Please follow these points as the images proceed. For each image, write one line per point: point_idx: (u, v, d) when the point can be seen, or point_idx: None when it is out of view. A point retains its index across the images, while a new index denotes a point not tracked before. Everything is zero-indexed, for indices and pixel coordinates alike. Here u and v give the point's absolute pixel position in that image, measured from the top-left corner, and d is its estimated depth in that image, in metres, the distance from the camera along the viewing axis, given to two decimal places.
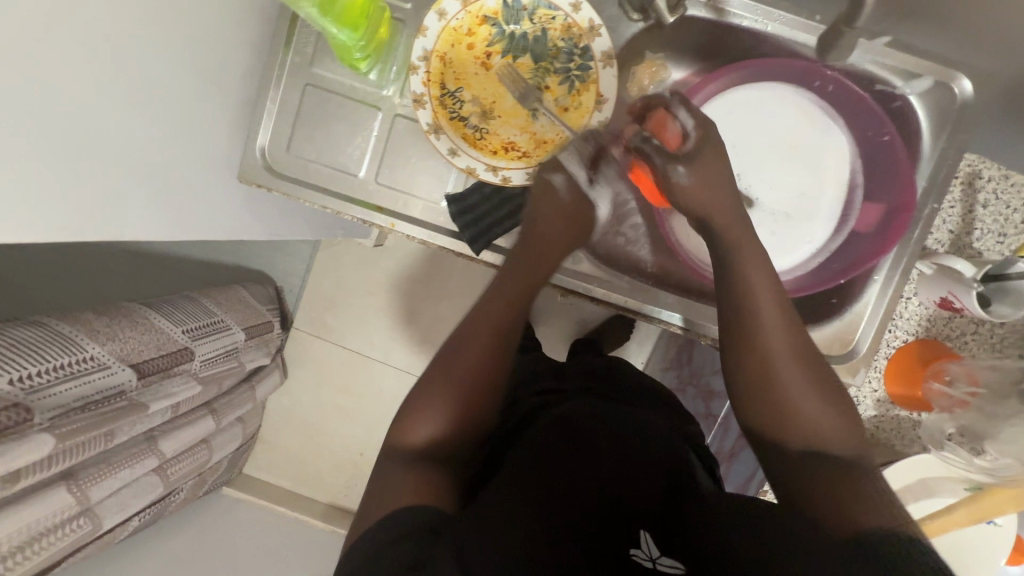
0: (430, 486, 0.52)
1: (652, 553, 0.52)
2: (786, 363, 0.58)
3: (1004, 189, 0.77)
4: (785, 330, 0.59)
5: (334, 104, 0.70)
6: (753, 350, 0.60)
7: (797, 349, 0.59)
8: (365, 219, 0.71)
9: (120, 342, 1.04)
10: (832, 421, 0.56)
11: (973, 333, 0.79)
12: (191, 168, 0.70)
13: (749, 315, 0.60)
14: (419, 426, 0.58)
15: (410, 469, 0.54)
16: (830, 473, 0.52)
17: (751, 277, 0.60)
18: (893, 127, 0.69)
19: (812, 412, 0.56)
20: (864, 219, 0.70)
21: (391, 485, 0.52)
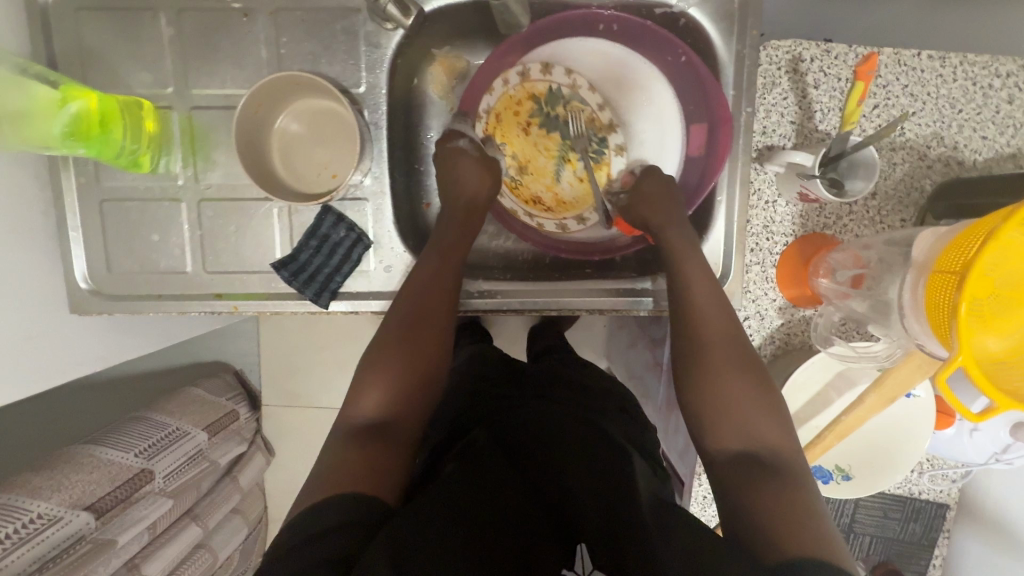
0: (366, 472, 0.53)
1: (585, 571, 0.54)
2: (723, 376, 0.61)
3: (829, 64, 0.74)
4: (726, 348, 0.63)
5: (134, 210, 0.68)
6: (698, 367, 0.63)
7: (742, 357, 0.62)
8: (209, 310, 0.70)
9: (69, 489, 1.02)
10: (768, 435, 0.58)
11: (848, 214, 0.77)
12: None
13: (695, 329, 0.64)
14: (369, 405, 0.60)
15: (353, 450, 0.55)
16: (759, 486, 0.53)
17: (689, 277, 0.65)
18: (687, 44, 0.66)
19: (748, 429, 0.59)
20: (692, 142, 0.71)
21: (341, 465, 0.53)
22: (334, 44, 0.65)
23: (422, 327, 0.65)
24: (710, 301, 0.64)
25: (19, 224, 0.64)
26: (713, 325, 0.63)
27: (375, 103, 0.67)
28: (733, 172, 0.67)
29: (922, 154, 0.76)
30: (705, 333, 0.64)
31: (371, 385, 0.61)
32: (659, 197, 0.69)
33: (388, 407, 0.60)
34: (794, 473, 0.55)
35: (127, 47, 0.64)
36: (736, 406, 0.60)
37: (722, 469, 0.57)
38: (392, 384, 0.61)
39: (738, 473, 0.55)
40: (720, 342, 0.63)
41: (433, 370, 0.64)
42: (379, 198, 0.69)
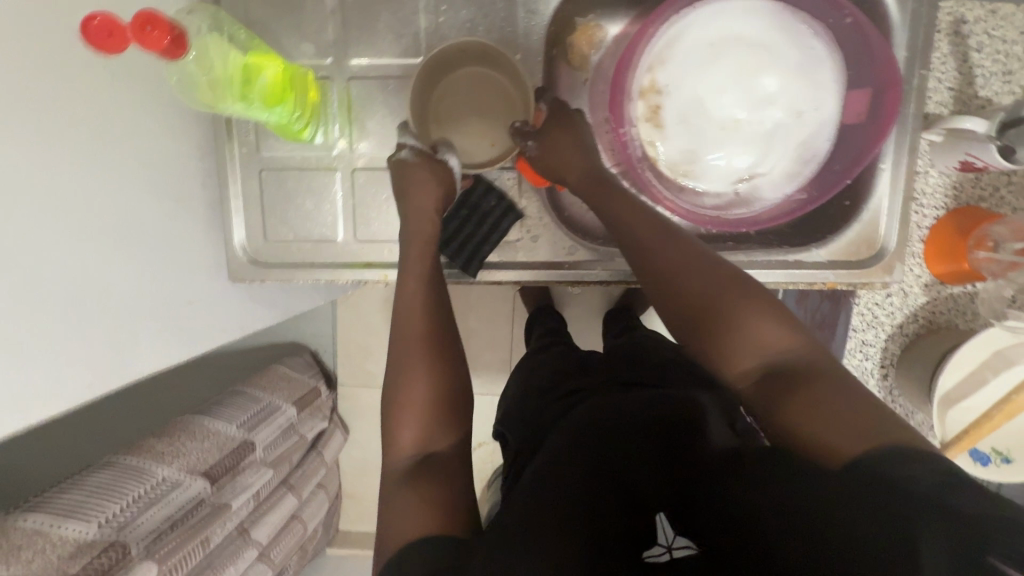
0: (435, 501, 0.46)
1: (667, 539, 0.46)
2: (734, 301, 0.50)
3: (994, 25, 0.70)
4: (700, 276, 0.52)
5: (290, 179, 0.69)
6: (683, 299, 0.52)
7: (714, 283, 0.51)
8: (359, 279, 0.71)
9: (187, 455, 1.07)
10: (777, 342, 0.48)
11: (1007, 185, 0.73)
12: None
13: (662, 272, 0.54)
14: (407, 443, 0.52)
15: (415, 489, 0.47)
16: (809, 397, 0.43)
17: (634, 227, 0.57)
18: (852, 5, 0.63)
19: (760, 338, 0.48)
20: (852, 108, 0.66)
21: (400, 512, 0.46)
22: (491, 12, 0.65)
23: (429, 318, 0.57)
24: (666, 243, 0.55)
25: (187, 193, 0.66)
26: (672, 257, 0.54)
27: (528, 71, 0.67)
28: (900, 138, 0.65)
29: None
30: (675, 269, 0.53)
31: (402, 418, 0.52)
32: (558, 146, 0.62)
33: (421, 436, 0.52)
34: (821, 368, 0.45)
35: (289, 18, 0.65)
36: (737, 325, 0.49)
37: (756, 405, 0.47)
38: (412, 404, 0.52)
39: (766, 404, 0.46)
40: (687, 271, 0.53)
41: (443, 362, 0.55)
42: None
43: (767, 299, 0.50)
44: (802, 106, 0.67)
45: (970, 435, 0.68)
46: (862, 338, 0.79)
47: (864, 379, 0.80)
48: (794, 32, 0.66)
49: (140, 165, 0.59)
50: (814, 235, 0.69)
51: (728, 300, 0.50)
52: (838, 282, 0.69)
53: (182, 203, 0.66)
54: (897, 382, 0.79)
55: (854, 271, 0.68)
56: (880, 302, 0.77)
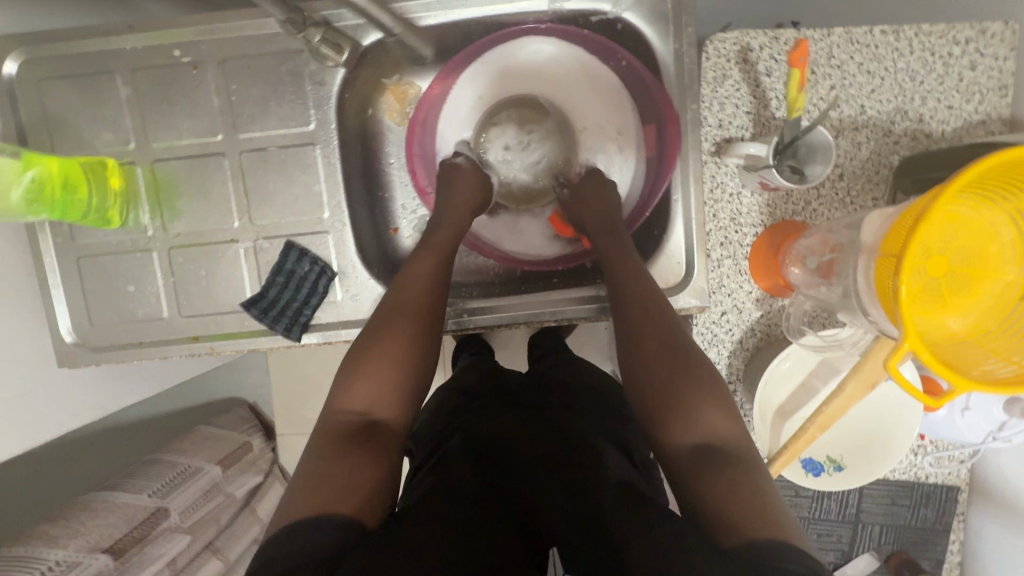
0: (349, 489, 0.50)
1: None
2: (687, 369, 0.58)
3: (778, 51, 0.73)
4: (673, 345, 0.60)
5: (109, 264, 0.70)
6: (649, 349, 0.60)
7: (679, 356, 0.59)
8: (189, 353, 0.72)
9: (87, 534, 1.07)
10: (722, 428, 0.55)
11: (816, 197, 0.76)
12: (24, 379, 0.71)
13: (644, 315, 0.62)
14: (359, 401, 0.59)
15: (334, 456, 0.53)
16: (716, 481, 0.50)
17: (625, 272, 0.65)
18: (627, 49, 0.67)
19: (702, 420, 0.55)
20: (647, 142, 0.71)
21: (329, 473, 0.51)
22: (281, 87, 0.67)
23: (410, 322, 0.63)
24: (649, 298, 0.63)
25: (1, 290, 0.67)
26: (656, 318, 0.61)
27: (327, 138, 0.69)
28: (687, 169, 0.67)
29: (887, 130, 0.75)
30: (654, 322, 0.61)
31: (354, 380, 0.60)
32: (596, 193, 0.71)
33: (376, 403, 0.59)
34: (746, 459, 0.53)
35: (89, 111, 0.67)
36: (687, 398, 0.56)
37: (677, 464, 0.54)
38: (384, 380, 0.60)
39: (688, 468, 0.53)
40: (668, 333, 0.60)
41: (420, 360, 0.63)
42: (340, 228, 0.70)
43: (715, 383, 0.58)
44: (608, 127, 0.73)
45: (791, 447, 0.69)
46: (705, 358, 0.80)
47: None
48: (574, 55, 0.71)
49: None
50: None
51: (688, 376, 0.58)
52: None
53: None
54: (745, 397, 0.80)
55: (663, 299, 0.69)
56: (715, 322, 0.79)
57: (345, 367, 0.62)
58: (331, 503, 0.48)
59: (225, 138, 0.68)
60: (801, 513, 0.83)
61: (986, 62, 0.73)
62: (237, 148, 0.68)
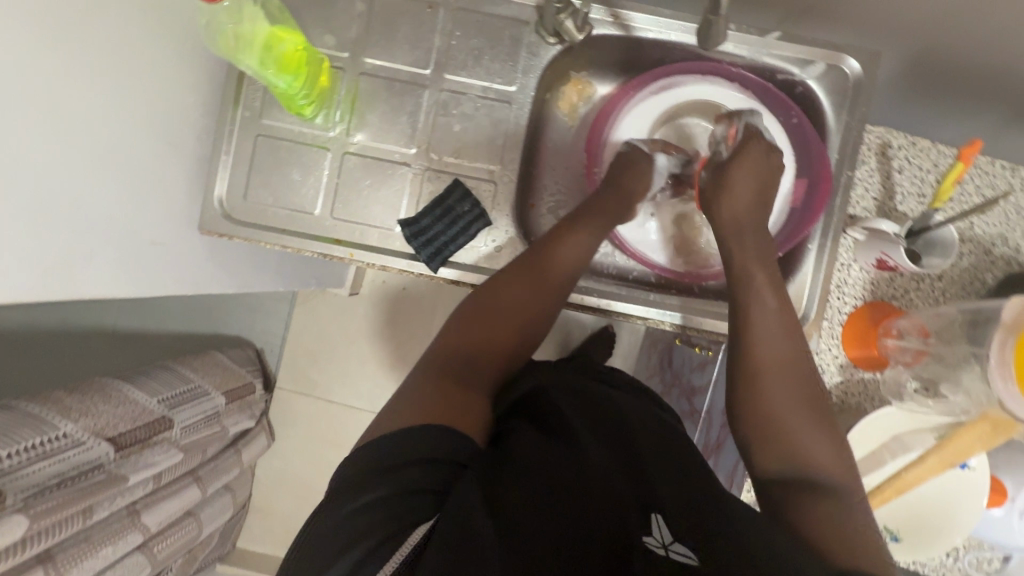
0: (443, 410, 0.55)
1: (665, 539, 0.43)
2: (785, 404, 0.60)
3: (914, 154, 0.83)
4: (790, 377, 0.62)
5: (283, 149, 0.74)
6: (756, 384, 0.61)
7: (796, 391, 0.61)
8: (325, 253, 0.74)
9: (95, 417, 1.00)
10: (821, 460, 0.58)
11: (915, 289, 0.84)
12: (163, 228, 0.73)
13: (759, 342, 0.63)
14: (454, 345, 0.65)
15: (436, 383, 0.59)
16: (813, 508, 0.54)
17: (755, 287, 0.65)
18: (799, 109, 0.75)
19: (797, 453, 0.58)
20: (793, 194, 0.77)
21: (430, 394, 0.57)
22: (499, 45, 0.74)
23: (518, 291, 0.69)
24: (774, 324, 0.64)
25: (179, 138, 0.70)
26: (769, 348, 0.63)
27: (521, 102, 0.75)
28: (827, 225, 0.74)
29: (988, 250, 0.84)
30: (770, 352, 0.62)
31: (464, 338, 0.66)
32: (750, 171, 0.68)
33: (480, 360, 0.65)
34: (840, 496, 0.55)
35: (320, 10, 0.73)
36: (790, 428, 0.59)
37: (776, 486, 0.58)
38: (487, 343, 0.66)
39: (785, 494, 0.57)
40: (780, 365, 0.62)
41: (519, 320, 0.69)
42: (505, 184, 0.75)
43: (824, 421, 0.60)
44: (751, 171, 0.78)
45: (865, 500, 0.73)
46: None
47: None
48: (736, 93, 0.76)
49: (145, 101, 0.63)
50: None
51: (796, 412, 0.60)
52: None
53: (175, 149, 0.70)
54: None
55: None
56: None
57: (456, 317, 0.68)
58: (433, 413, 0.54)
59: (430, 74, 0.74)
60: None
61: None
62: (439, 85, 0.74)
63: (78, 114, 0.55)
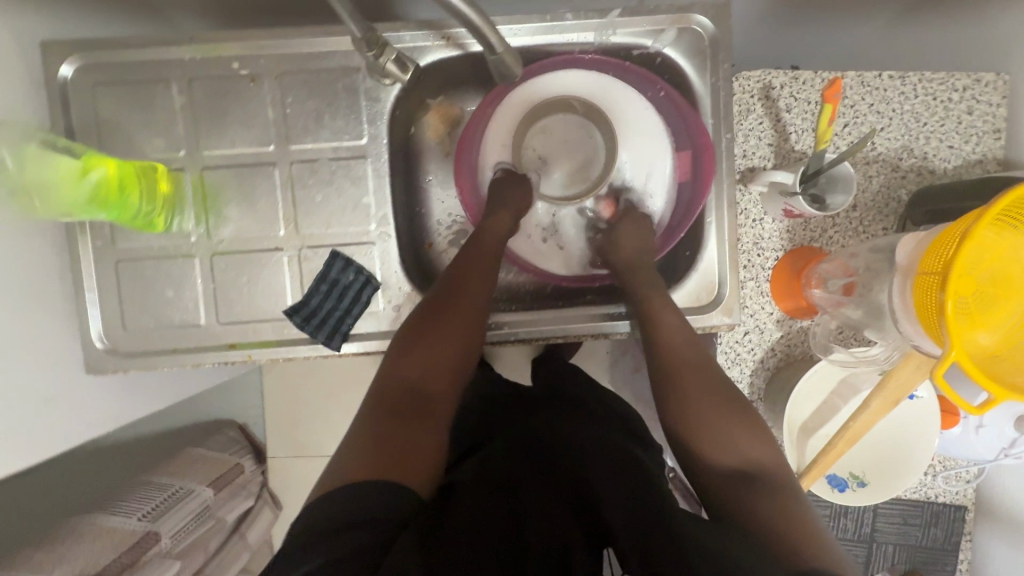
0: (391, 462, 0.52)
1: None
2: (717, 413, 0.61)
3: (798, 89, 0.79)
4: (712, 383, 0.63)
5: (148, 268, 0.70)
6: (684, 397, 0.63)
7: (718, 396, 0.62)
8: (222, 360, 0.71)
9: (71, 563, 0.93)
10: (760, 458, 0.58)
11: (833, 226, 0.81)
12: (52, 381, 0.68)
13: (675, 356, 0.65)
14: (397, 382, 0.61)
15: (376, 433, 0.55)
16: (761, 501, 0.52)
17: (663, 311, 0.68)
18: (665, 81, 0.72)
19: (741, 451, 0.58)
20: (680, 168, 0.75)
21: (371, 445, 0.54)
22: (337, 101, 0.69)
23: (451, 318, 0.66)
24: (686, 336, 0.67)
25: (38, 290, 0.65)
26: (685, 357, 0.65)
27: (377, 152, 0.71)
28: (719, 194, 0.71)
29: (896, 165, 0.81)
30: (686, 364, 0.65)
31: (410, 358, 0.63)
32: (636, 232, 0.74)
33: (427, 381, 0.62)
34: (786, 489, 0.55)
35: (141, 115, 0.68)
36: (710, 431, 0.60)
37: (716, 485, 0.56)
38: (434, 361, 0.64)
39: (731, 494, 0.54)
40: (699, 372, 0.64)
41: (457, 351, 0.66)
42: (385, 240, 0.72)
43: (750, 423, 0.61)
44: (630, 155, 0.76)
45: (819, 461, 0.71)
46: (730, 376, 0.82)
47: None
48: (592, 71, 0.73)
49: None
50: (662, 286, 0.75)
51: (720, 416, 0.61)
52: None
53: (34, 301, 0.65)
54: (768, 415, 0.82)
55: (697, 316, 0.72)
56: (738, 340, 0.81)
57: (390, 354, 0.65)
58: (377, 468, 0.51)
59: (276, 148, 0.70)
60: None
61: (981, 108, 0.79)
62: (288, 158, 0.70)
63: None
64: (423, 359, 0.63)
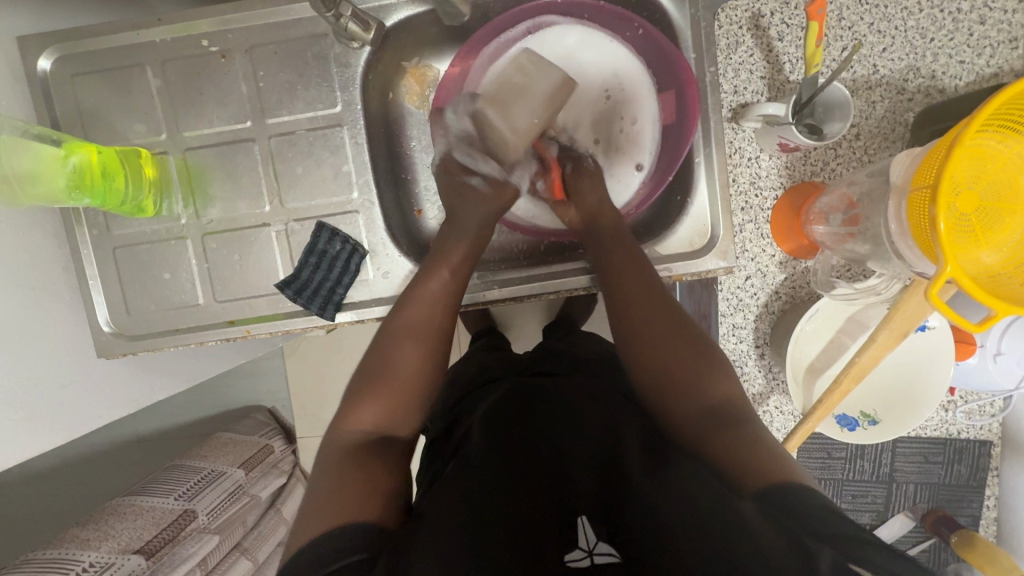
0: (367, 489, 0.52)
1: (590, 545, 0.50)
2: (682, 357, 0.60)
3: (790, 14, 0.74)
4: (669, 322, 0.62)
5: (145, 253, 0.72)
6: (646, 339, 0.62)
7: (668, 333, 0.62)
8: (224, 337, 0.73)
9: (116, 538, 1.00)
10: (726, 391, 0.57)
11: (835, 158, 0.76)
12: (66, 367, 0.71)
13: (633, 298, 0.64)
14: (365, 415, 0.60)
15: (345, 468, 0.54)
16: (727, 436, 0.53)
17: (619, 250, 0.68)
18: (643, 18, 0.69)
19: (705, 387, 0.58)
20: (665, 109, 0.72)
21: (340, 482, 0.52)
22: (308, 70, 0.69)
23: (412, 333, 0.64)
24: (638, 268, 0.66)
25: (41, 279, 0.68)
26: (648, 305, 0.64)
27: (353, 119, 0.70)
28: (705, 132, 0.69)
29: (901, 88, 0.75)
30: (646, 307, 0.64)
31: (365, 399, 0.60)
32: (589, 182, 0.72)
33: (384, 420, 0.60)
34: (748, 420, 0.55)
35: (120, 102, 0.69)
36: (673, 369, 0.59)
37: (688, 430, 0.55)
38: (390, 393, 0.61)
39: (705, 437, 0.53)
40: (658, 316, 0.63)
41: (422, 361, 0.63)
42: (369, 208, 0.72)
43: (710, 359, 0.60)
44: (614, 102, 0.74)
45: (828, 400, 0.68)
46: (732, 322, 0.79)
47: (742, 361, 0.80)
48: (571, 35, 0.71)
49: None
50: (654, 232, 0.73)
51: (678, 355, 0.60)
52: (681, 274, 0.71)
53: (39, 290, 0.68)
54: (774, 359, 0.79)
55: (690, 261, 0.70)
56: (739, 286, 0.79)
57: (352, 385, 0.63)
58: (351, 507, 0.50)
59: (253, 123, 0.70)
60: (835, 475, 0.84)
61: (995, 16, 0.72)
62: (266, 133, 0.70)
63: None
64: (378, 397, 0.60)
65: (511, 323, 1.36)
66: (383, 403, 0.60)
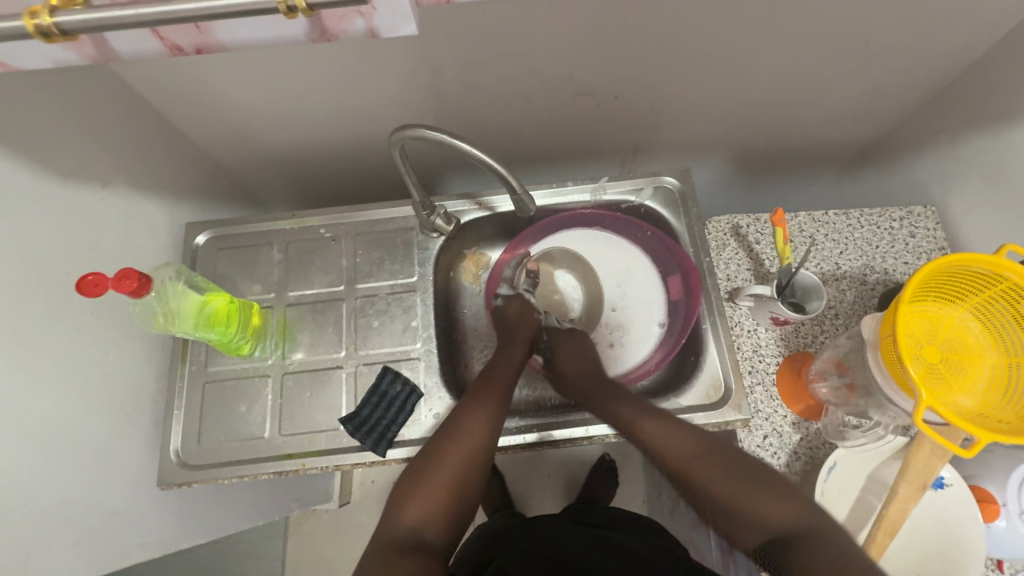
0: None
1: None
2: (733, 482, 0.69)
3: (760, 226, 0.97)
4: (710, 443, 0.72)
5: (229, 388, 0.83)
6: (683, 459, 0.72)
7: (717, 456, 0.71)
8: (278, 470, 0.77)
9: None
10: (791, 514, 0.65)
11: (822, 332, 0.90)
12: (121, 495, 0.74)
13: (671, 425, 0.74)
14: (409, 518, 0.66)
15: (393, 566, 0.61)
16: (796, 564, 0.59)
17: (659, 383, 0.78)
18: (650, 225, 0.92)
19: (763, 509, 0.66)
20: (673, 289, 0.90)
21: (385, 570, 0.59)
22: (395, 251, 0.90)
23: (461, 448, 0.70)
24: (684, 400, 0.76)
25: (135, 405, 0.77)
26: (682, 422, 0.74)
27: (424, 286, 0.88)
28: (708, 305, 0.85)
29: (862, 280, 0.93)
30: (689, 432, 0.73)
31: (414, 497, 0.67)
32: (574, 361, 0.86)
33: (428, 523, 0.66)
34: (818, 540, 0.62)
35: (245, 269, 0.89)
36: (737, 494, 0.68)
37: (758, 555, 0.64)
38: (437, 501, 0.68)
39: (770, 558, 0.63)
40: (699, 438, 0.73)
41: (471, 477, 0.70)
42: (429, 355, 0.84)
43: (763, 476, 0.69)
44: (627, 283, 0.93)
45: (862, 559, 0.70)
46: None
47: None
48: (598, 236, 0.95)
49: (100, 383, 0.71)
50: (675, 387, 0.83)
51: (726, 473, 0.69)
52: (703, 425, 0.78)
53: (130, 414, 0.76)
54: None
55: (709, 412, 0.78)
56: (759, 444, 0.84)
57: (399, 487, 0.69)
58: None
59: (345, 287, 0.88)
60: None
61: (923, 231, 0.94)
62: (354, 295, 0.88)
63: (28, 408, 0.60)
64: (426, 500, 0.67)
65: (534, 500, 1.34)
66: (427, 508, 0.67)
